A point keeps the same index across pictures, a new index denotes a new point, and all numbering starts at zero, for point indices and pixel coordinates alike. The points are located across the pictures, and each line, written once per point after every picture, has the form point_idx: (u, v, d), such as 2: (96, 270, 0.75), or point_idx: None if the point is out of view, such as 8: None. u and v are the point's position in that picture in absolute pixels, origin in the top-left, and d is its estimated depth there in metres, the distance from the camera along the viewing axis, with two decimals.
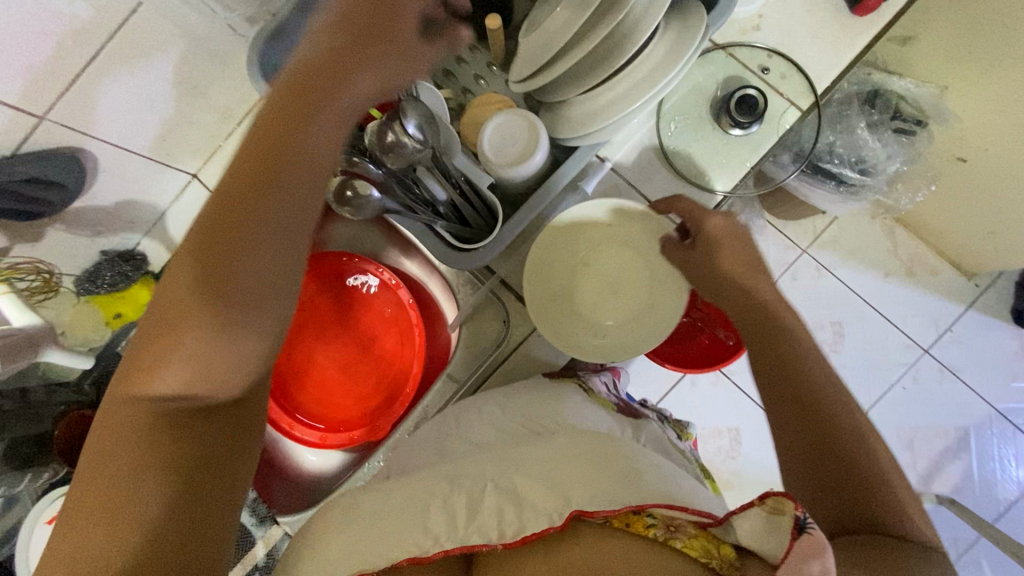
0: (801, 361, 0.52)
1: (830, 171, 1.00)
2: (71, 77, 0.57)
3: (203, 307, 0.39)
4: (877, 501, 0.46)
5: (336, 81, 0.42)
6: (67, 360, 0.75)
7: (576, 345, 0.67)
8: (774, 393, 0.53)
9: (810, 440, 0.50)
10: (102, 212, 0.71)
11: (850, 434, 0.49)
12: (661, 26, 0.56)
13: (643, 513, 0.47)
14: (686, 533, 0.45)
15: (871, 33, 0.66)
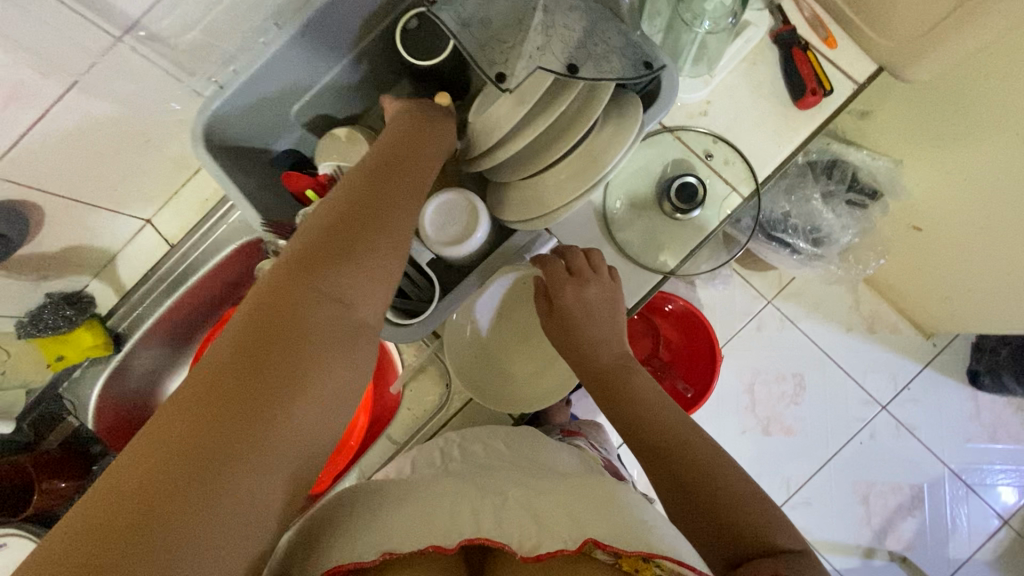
0: (666, 415, 0.56)
1: (784, 240, 1.04)
2: (16, 137, 0.57)
3: (307, 289, 0.41)
4: (759, 533, 0.49)
5: (422, 143, 0.53)
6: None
7: (486, 393, 0.68)
8: (644, 452, 0.55)
9: (677, 487, 0.52)
10: (49, 258, 0.71)
11: (719, 469, 0.52)
12: (599, 119, 0.57)
13: (652, 562, 0.46)
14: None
15: (812, 125, 0.69)
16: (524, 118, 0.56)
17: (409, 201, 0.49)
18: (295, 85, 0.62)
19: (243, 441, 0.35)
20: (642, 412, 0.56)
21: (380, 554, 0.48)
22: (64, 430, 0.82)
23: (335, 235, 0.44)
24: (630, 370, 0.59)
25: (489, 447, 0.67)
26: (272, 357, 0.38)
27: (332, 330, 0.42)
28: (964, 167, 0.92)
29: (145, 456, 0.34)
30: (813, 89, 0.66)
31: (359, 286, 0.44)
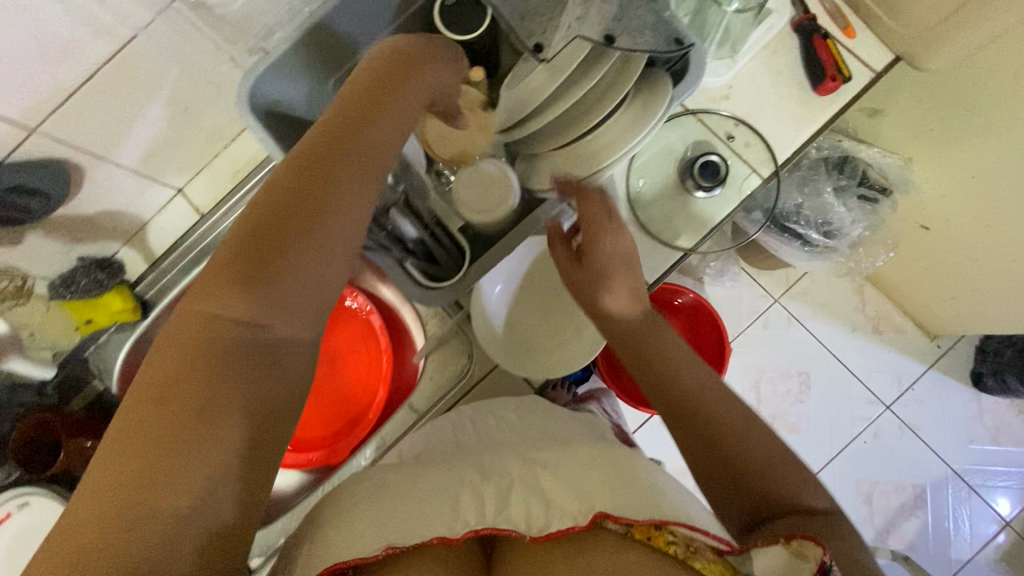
0: (695, 378, 0.54)
1: (797, 232, 1.05)
2: (65, 95, 0.59)
3: (242, 291, 0.38)
4: (794, 497, 0.47)
5: (376, 100, 0.46)
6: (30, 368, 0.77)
7: (510, 357, 0.69)
8: (673, 416, 0.53)
9: (709, 454, 0.50)
10: (84, 220, 0.73)
11: (751, 433, 0.50)
12: (629, 93, 0.60)
13: (665, 529, 0.47)
14: (706, 557, 0.45)
15: (831, 110, 0.71)
16: (558, 90, 0.58)
17: (364, 173, 0.44)
18: (335, 55, 0.64)
19: (179, 458, 0.33)
20: (670, 374, 0.54)
21: (382, 549, 0.48)
22: (89, 393, 0.83)
23: (270, 228, 0.40)
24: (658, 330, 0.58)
25: (501, 419, 0.69)
26: (217, 345, 0.36)
27: (273, 330, 0.39)
28: (972, 163, 0.94)
29: (87, 491, 0.32)
30: (832, 75, 0.69)
31: (302, 278, 0.40)
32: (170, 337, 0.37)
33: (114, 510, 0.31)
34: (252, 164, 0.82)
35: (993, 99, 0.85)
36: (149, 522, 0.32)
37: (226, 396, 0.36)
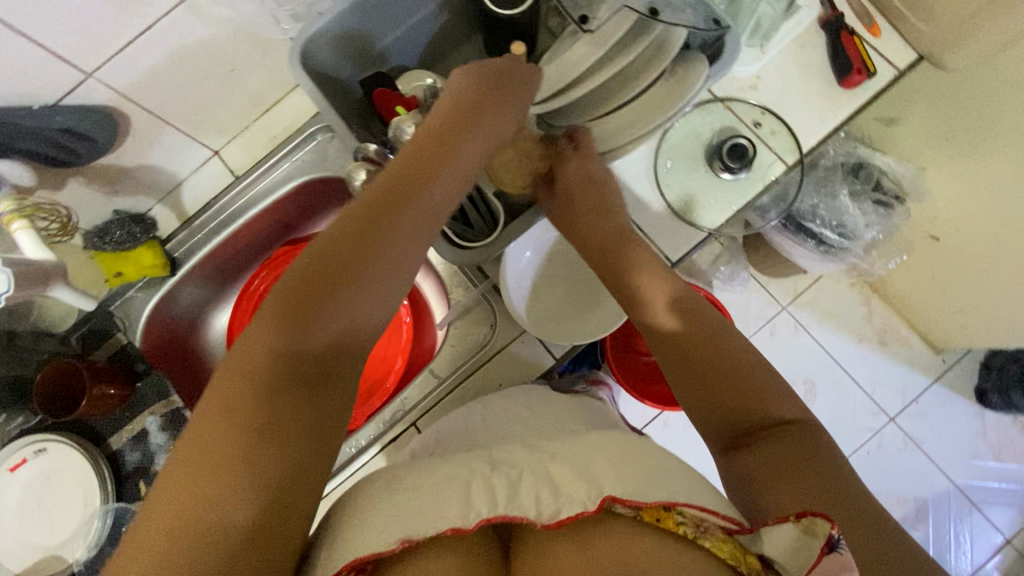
0: (711, 336, 0.55)
1: (811, 231, 1.06)
2: (124, 43, 0.61)
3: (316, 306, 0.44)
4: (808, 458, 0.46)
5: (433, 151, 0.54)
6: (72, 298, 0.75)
7: (535, 323, 0.70)
8: (676, 374, 0.54)
9: (713, 413, 0.52)
10: (124, 172, 0.75)
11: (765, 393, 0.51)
12: (666, 69, 0.63)
13: (673, 511, 0.44)
14: (716, 536, 0.43)
15: (856, 103, 0.74)
16: (599, 62, 0.61)
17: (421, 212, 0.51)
18: (385, 21, 0.67)
19: (267, 444, 0.38)
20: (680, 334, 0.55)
21: (398, 542, 0.43)
22: (114, 344, 0.83)
23: (341, 252, 0.47)
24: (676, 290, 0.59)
25: (511, 411, 0.66)
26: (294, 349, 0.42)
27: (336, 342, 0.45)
28: (986, 173, 0.96)
29: (184, 474, 0.36)
30: (859, 69, 0.71)
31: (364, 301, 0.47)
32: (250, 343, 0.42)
33: (212, 480, 0.36)
34: (288, 130, 0.84)
35: (1003, 112, 0.87)
36: (250, 481, 0.37)
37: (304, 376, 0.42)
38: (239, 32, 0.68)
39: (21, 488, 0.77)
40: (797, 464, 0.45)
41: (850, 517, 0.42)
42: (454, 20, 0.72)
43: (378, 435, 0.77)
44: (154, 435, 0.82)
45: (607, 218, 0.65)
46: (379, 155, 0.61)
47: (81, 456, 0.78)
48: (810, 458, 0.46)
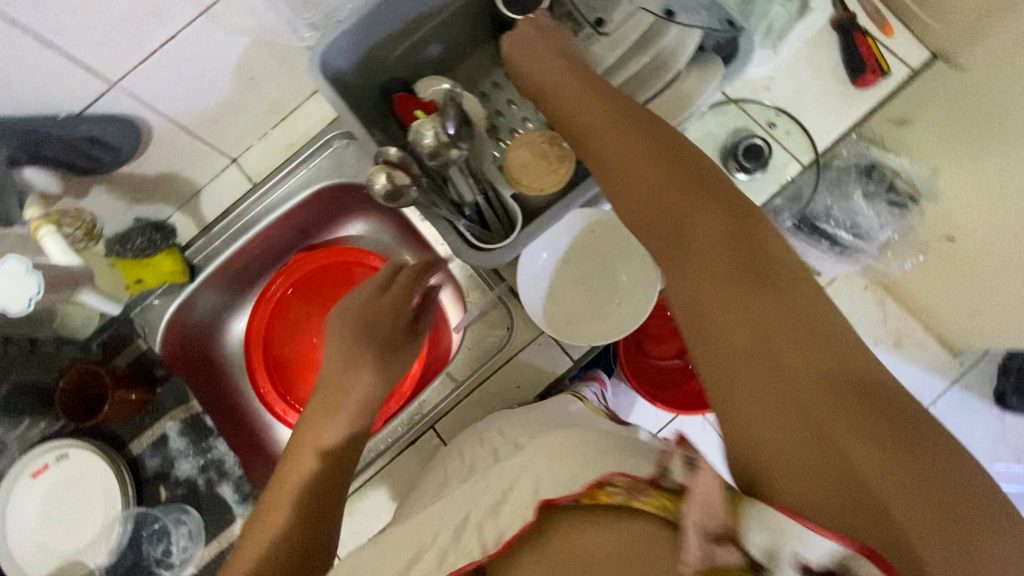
0: (783, 287, 0.41)
1: (826, 232, 1.07)
2: (146, 54, 0.62)
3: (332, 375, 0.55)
4: (918, 485, 0.34)
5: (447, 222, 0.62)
6: (99, 301, 0.76)
7: (553, 326, 0.71)
8: (724, 349, 0.40)
9: (793, 432, 0.36)
10: (144, 180, 0.76)
11: (867, 392, 0.37)
12: (681, 71, 0.64)
13: (605, 486, 0.42)
14: (646, 494, 0.41)
15: (870, 102, 0.74)
16: (614, 64, 0.63)
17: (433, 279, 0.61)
18: (404, 27, 0.68)
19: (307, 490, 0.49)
20: (723, 281, 0.42)
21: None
22: (133, 351, 0.83)
23: None
24: (729, 223, 0.45)
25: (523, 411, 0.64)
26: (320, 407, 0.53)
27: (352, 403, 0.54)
28: (999, 172, 0.94)
29: None
30: (873, 69, 0.72)
31: None
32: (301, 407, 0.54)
33: None
34: (304, 137, 0.85)
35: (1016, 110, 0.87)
36: None
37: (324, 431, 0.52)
38: (257, 40, 0.69)
39: (43, 492, 0.77)
40: (899, 495, 0.33)
41: (953, 542, 0.33)
42: (471, 26, 0.74)
43: (394, 440, 0.77)
44: (174, 440, 0.81)
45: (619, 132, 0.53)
46: (401, 159, 0.61)
47: (102, 460, 0.78)
48: (922, 484, 0.34)
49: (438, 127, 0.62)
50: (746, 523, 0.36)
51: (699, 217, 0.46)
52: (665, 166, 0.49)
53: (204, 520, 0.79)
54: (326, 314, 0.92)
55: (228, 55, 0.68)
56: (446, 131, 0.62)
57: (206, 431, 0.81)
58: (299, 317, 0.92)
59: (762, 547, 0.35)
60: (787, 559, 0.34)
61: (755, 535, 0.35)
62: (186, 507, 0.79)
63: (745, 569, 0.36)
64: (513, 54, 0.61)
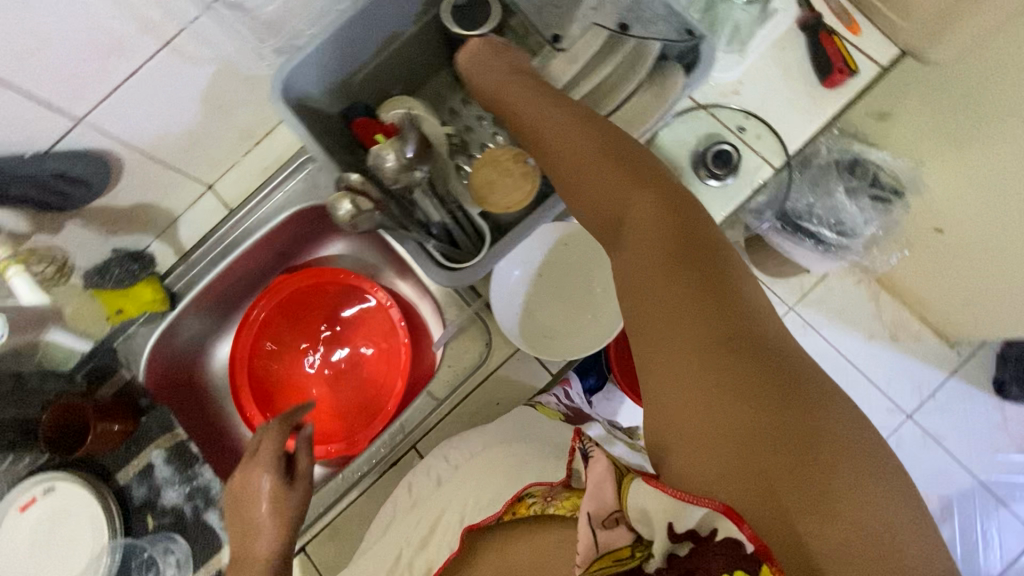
0: (700, 278, 0.45)
1: (809, 230, 1.03)
2: (112, 87, 0.62)
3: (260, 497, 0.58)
4: (791, 456, 0.38)
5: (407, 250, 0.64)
6: (73, 340, 0.80)
7: (529, 340, 0.71)
8: (647, 338, 0.46)
9: (692, 412, 0.42)
10: (120, 212, 0.77)
11: (764, 374, 0.41)
12: (643, 81, 0.64)
13: (524, 498, 0.55)
14: (558, 500, 0.52)
15: (841, 101, 0.73)
16: (576, 78, 0.63)
17: None
18: (368, 49, 0.68)
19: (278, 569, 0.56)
20: (647, 274, 0.47)
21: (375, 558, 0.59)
22: (117, 381, 0.84)
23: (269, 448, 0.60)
24: (661, 216, 0.48)
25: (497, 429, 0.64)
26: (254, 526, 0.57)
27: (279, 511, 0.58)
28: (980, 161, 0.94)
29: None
30: (841, 68, 0.71)
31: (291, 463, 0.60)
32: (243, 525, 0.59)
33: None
34: (279, 161, 0.86)
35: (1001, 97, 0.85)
36: None
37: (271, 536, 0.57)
38: (222, 69, 0.69)
39: (32, 526, 0.78)
40: (768, 465, 0.39)
41: (813, 508, 0.37)
42: (438, 44, 0.74)
43: (377, 459, 0.78)
44: (159, 469, 0.83)
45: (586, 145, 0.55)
46: (362, 184, 0.62)
47: (89, 492, 0.79)
48: (796, 458, 0.38)
49: (398, 149, 0.63)
50: (627, 496, 0.43)
51: (632, 215, 0.50)
52: (600, 171, 0.53)
53: (192, 548, 0.81)
54: (309, 332, 0.93)
55: (195, 84, 0.69)
56: (405, 153, 0.63)
57: (191, 458, 0.83)
58: (283, 339, 0.92)
59: (642, 518, 0.42)
60: (660, 526, 0.40)
61: (632, 506, 0.42)
62: (174, 535, 0.81)
63: (634, 545, 0.42)
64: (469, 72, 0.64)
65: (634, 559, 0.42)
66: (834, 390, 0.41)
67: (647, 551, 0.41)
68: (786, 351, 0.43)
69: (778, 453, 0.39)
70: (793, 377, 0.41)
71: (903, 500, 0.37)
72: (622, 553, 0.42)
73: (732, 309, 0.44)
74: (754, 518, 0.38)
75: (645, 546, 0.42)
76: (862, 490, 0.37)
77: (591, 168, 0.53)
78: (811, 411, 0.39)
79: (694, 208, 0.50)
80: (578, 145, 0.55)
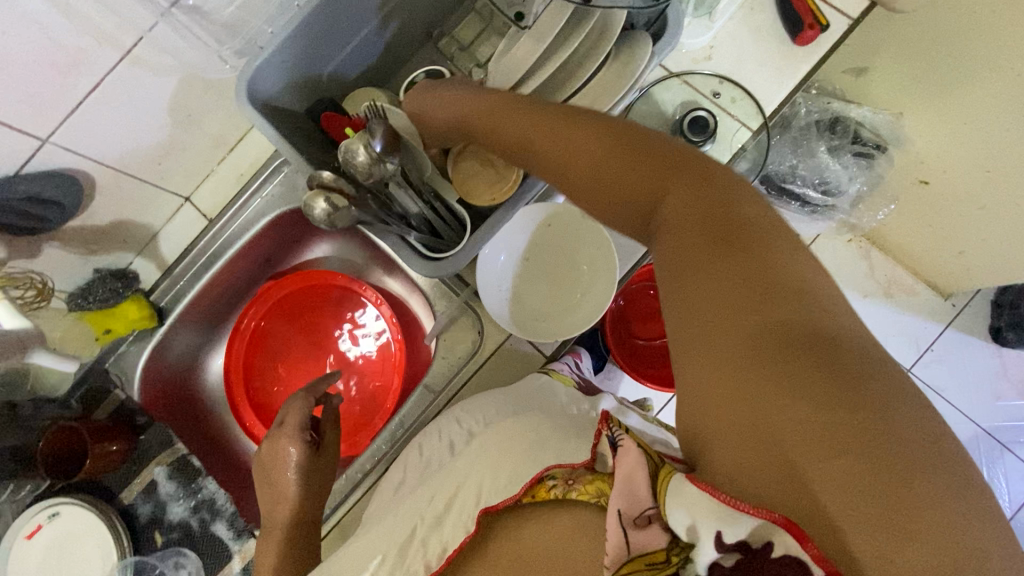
0: (751, 272, 0.40)
1: (795, 193, 1.05)
2: (74, 104, 0.61)
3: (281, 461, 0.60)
4: (859, 467, 0.34)
5: (392, 231, 0.63)
6: (53, 361, 0.75)
7: (521, 326, 0.71)
8: (688, 342, 0.41)
9: (744, 422, 0.38)
10: (98, 231, 0.75)
11: (829, 377, 0.36)
12: (611, 53, 0.64)
13: (543, 480, 0.49)
14: (582, 483, 0.47)
15: (814, 58, 0.73)
16: (545, 55, 0.63)
17: None
18: (333, 44, 0.67)
19: None
20: (686, 272, 0.42)
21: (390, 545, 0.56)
22: (112, 402, 0.85)
23: (293, 415, 0.61)
24: (696, 214, 0.43)
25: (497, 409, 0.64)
26: (276, 481, 0.60)
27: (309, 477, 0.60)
28: (948, 119, 0.91)
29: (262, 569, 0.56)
30: (810, 24, 0.70)
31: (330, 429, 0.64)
32: (266, 476, 0.61)
33: None
34: (254, 167, 0.84)
35: (967, 51, 0.82)
36: None
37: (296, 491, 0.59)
38: (186, 75, 0.68)
39: (41, 553, 0.77)
40: (833, 478, 0.34)
41: (884, 527, 0.33)
42: (404, 33, 0.73)
43: (381, 456, 0.79)
44: (163, 485, 0.83)
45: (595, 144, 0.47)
46: (335, 182, 0.62)
47: (95, 514, 0.79)
48: (863, 472, 0.33)
49: (367, 145, 0.62)
50: (668, 502, 0.39)
51: (665, 213, 0.44)
52: (612, 171, 0.46)
53: (203, 562, 0.81)
54: (302, 336, 0.92)
55: (161, 92, 0.67)
56: (373, 148, 0.62)
57: (194, 473, 0.83)
58: (276, 345, 0.92)
59: (684, 525, 0.38)
60: (707, 536, 0.37)
61: (672, 511, 0.38)
62: (183, 550, 0.81)
63: (669, 548, 0.39)
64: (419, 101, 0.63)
65: (671, 564, 0.38)
66: (911, 391, 0.36)
67: (684, 554, 0.38)
68: (858, 350, 0.37)
69: (843, 464, 0.34)
70: (864, 378, 0.35)
71: (984, 507, 0.32)
72: (656, 557, 0.39)
73: (795, 306, 0.38)
74: (818, 535, 0.35)
75: (682, 549, 0.39)
76: (947, 509, 0.32)
77: (608, 164, 0.46)
78: (885, 423, 0.34)
79: (738, 203, 0.43)
80: (587, 141, 0.48)
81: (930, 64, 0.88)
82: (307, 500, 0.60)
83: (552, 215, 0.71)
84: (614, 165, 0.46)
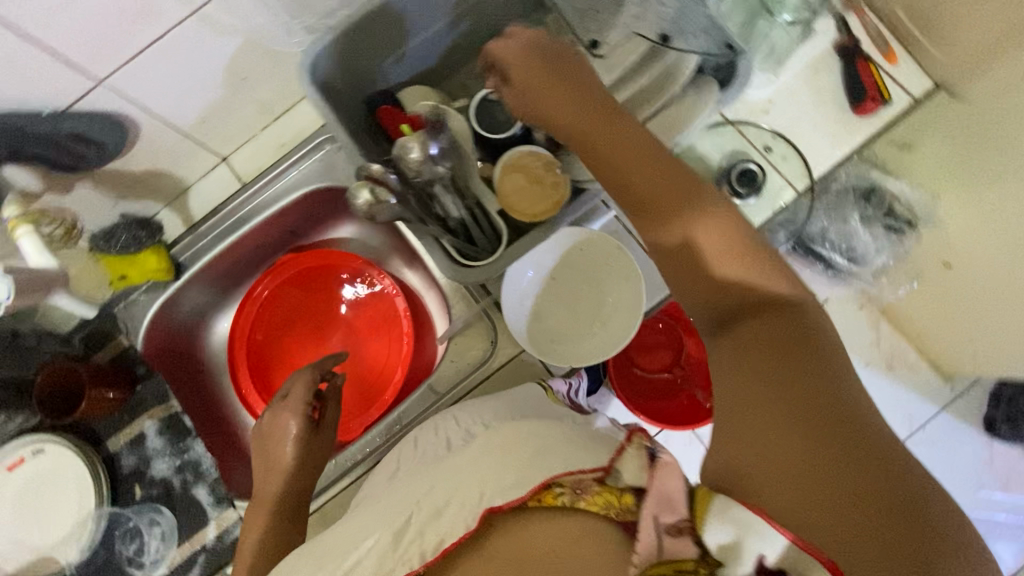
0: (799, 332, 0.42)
1: (821, 254, 0.96)
2: (132, 52, 0.60)
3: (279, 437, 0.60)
4: (895, 521, 0.34)
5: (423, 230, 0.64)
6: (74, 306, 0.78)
7: (535, 345, 0.71)
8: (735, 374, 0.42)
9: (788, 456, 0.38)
10: (132, 177, 0.75)
11: (873, 436, 0.38)
12: (675, 94, 0.64)
13: (550, 485, 0.42)
14: (591, 492, 0.41)
15: (871, 130, 0.72)
16: (609, 85, 0.63)
17: None
18: (399, 35, 0.67)
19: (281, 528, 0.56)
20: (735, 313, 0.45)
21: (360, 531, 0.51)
22: (113, 346, 0.83)
23: (300, 387, 0.62)
24: (740, 268, 0.46)
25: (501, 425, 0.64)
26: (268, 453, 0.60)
27: (306, 461, 0.60)
28: (990, 210, 0.89)
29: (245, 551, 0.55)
30: (873, 96, 0.70)
31: (330, 410, 0.64)
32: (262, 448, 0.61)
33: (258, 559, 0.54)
34: (296, 139, 0.84)
35: None
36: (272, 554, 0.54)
37: (287, 470, 0.59)
38: (249, 41, 0.68)
39: (20, 485, 0.78)
40: (872, 526, 0.34)
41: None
42: (470, 36, 0.73)
43: (374, 448, 0.79)
44: (151, 439, 0.82)
45: (653, 176, 0.50)
46: (382, 175, 0.62)
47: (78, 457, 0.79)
48: (897, 526, 0.34)
49: (422, 144, 0.62)
50: (709, 516, 0.37)
51: (712, 257, 0.47)
52: (660, 208, 0.49)
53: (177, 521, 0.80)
54: (310, 314, 0.92)
55: (218, 53, 0.67)
56: (428, 149, 0.63)
57: (185, 432, 0.83)
58: (285, 318, 0.91)
59: (722, 540, 0.36)
60: (749, 557, 0.35)
61: (712, 525, 0.37)
62: (160, 507, 0.80)
63: (699, 560, 0.37)
64: (503, 59, 0.58)
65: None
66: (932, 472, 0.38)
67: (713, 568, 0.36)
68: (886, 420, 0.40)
69: (880, 517, 0.35)
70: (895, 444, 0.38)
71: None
72: (683, 566, 0.37)
73: (835, 364, 0.41)
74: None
75: (710, 563, 0.36)
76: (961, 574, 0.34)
77: (667, 195, 0.49)
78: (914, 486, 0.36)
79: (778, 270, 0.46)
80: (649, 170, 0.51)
81: (980, 150, 0.87)
82: (292, 485, 0.59)
83: (587, 241, 0.70)
84: (660, 193, 0.50)
